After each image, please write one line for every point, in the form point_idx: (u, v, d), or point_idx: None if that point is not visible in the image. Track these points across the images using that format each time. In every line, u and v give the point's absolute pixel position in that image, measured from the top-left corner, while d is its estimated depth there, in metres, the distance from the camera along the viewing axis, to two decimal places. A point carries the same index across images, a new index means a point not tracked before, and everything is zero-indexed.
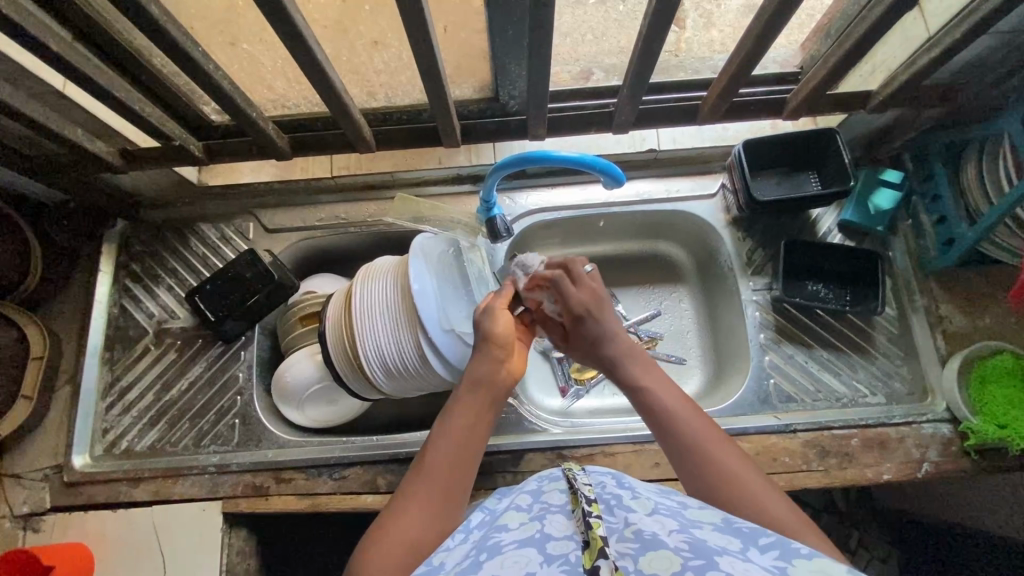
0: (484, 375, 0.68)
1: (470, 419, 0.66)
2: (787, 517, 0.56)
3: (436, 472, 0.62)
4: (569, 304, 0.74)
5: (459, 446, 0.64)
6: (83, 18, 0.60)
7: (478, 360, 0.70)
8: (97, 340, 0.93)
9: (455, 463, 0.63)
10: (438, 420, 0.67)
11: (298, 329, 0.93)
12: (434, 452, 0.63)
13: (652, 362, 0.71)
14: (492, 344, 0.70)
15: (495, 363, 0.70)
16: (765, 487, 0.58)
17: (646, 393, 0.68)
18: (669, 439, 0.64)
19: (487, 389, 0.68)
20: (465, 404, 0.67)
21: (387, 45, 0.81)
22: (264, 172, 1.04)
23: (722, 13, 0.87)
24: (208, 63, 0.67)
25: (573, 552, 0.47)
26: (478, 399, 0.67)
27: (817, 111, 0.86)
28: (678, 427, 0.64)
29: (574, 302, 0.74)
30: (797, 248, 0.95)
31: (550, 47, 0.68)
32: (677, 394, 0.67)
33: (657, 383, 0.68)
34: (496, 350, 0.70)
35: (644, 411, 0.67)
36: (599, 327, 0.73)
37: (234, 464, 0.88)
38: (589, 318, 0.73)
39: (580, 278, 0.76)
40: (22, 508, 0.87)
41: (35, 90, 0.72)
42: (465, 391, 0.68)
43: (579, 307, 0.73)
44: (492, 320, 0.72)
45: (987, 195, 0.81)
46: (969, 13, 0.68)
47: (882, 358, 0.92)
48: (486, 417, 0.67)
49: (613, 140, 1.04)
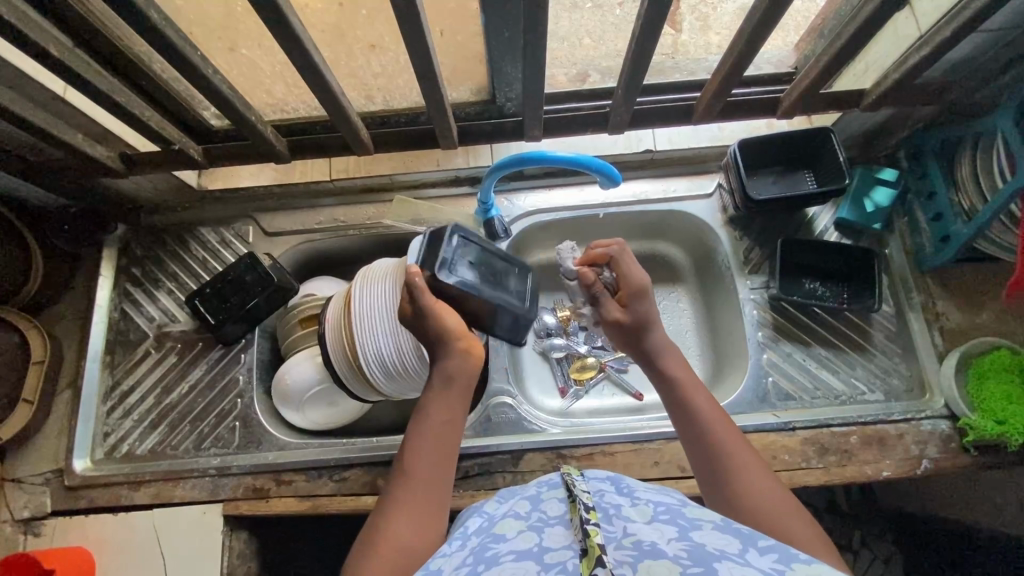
0: (455, 371, 0.67)
1: (445, 417, 0.66)
2: (800, 535, 0.56)
3: (417, 474, 0.62)
4: (626, 271, 0.75)
5: (441, 443, 0.64)
6: (82, 23, 0.61)
7: (443, 359, 0.68)
8: (98, 345, 0.94)
9: (439, 462, 0.64)
10: (415, 419, 0.66)
11: (297, 332, 0.94)
12: (416, 451, 0.64)
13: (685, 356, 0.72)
14: (451, 342, 0.68)
15: (462, 357, 0.68)
16: (780, 500, 0.58)
17: (675, 389, 0.68)
18: (688, 436, 0.65)
19: (460, 386, 0.67)
20: (439, 401, 0.66)
21: (384, 49, 0.81)
22: (263, 176, 1.05)
23: (718, 17, 0.91)
24: (208, 68, 0.68)
25: (570, 560, 0.47)
26: (452, 396, 0.67)
27: (809, 112, 0.86)
28: (703, 431, 0.64)
29: (632, 270, 0.75)
30: (795, 248, 0.95)
31: (545, 50, 0.69)
32: (709, 398, 0.67)
33: (691, 381, 0.69)
34: (455, 344, 0.68)
35: (671, 404, 0.68)
36: (650, 309, 0.73)
37: (235, 466, 0.88)
38: (645, 296, 0.74)
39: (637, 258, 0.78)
40: (23, 513, 0.87)
41: (38, 96, 0.73)
42: (438, 389, 0.67)
43: (637, 276, 0.75)
44: (437, 320, 0.68)
45: (982, 191, 0.82)
46: (957, 13, 0.69)
47: (880, 355, 0.93)
48: (461, 409, 0.67)
49: (609, 142, 1.05)
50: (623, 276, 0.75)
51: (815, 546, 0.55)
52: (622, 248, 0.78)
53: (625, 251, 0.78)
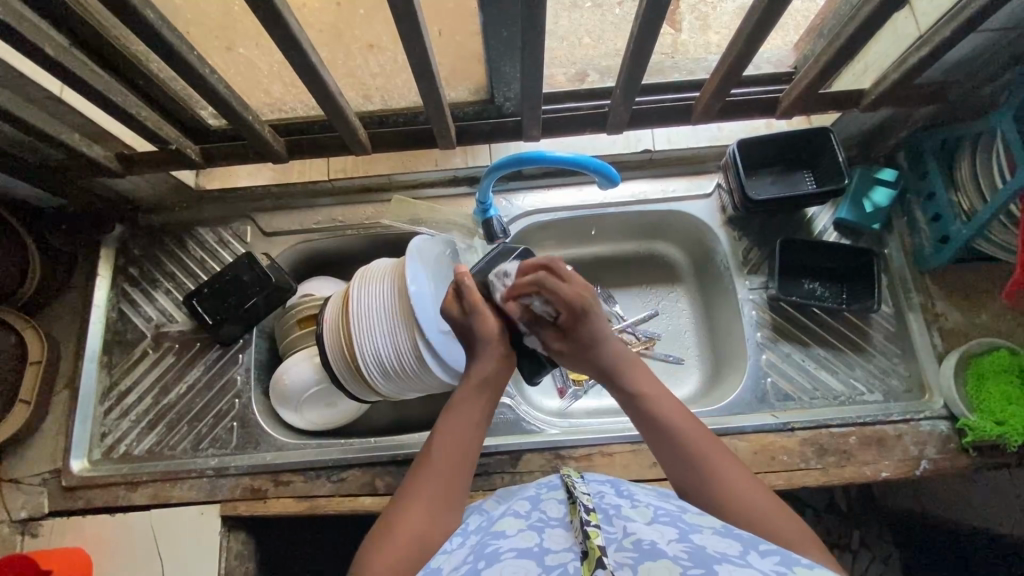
0: (489, 375, 0.70)
1: (473, 419, 0.67)
2: (790, 532, 0.56)
3: (439, 469, 0.63)
4: (561, 298, 0.71)
5: (464, 440, 0.65)
6: (79, 23, 0.60)
7: (479, 362, 0.71)
8: (96, 345, 0.94)
9: (459, 458, 0.64)
10: (442, 418, 0.67)
11: (295, 332, 0.93)
12: (438, 446, 0.65)
13: (646, 366, 0.72)
14: (492, 345, 0.72)
15: (498, 362, 0.71)
16: (766, 500, 0.59)
17: (648, 400, 0.68)
18: (664, 447, 0.65)
19: (491, 391, 0.70)
20: (469, 403, 0.68)
21: (382, 48, 0.81)
22: (261, 175, 1.04)
23: (718, 16, 0.90)
24: (205, 68, 0.68)
25: (571, 562, 0.47)
26: (481, 398, 0.69)
27: (809, 112, 0.86)
28: (679, 441, 0.64)
29: (567, 294, 0.71)
30: (794, 247, 0.95)
31: (543, 49, 0.68)
32: (680, 406, 0.67)
33: (658, 391, 0.68)
34: (497, 350, 0.72)
35: (642, 416, 0.68)
36: (595, 325, 0.72)
37: (233, 467, 0.88)
38: (588, 315, 0.71)
39: (567, 273, 0.73)
40: (20, 513, 0.87)
41: (34, 96, 0.72)
42: (470, 390, 0.70)
43: (574, 301, 0.71)
44: (482, 321, 0.72)
45: (982, 192, 0.81)
46: (957, 12, 0.68)
47: (879, 355, 0.93)
48: (488, 415, 0.69)
49: (608, 141, 1.04)
50: (558, 302, 0.72)
51: (813, 548, 0.55)
52: (548, 270, 0.73)
53: (552, 272, 0.73)
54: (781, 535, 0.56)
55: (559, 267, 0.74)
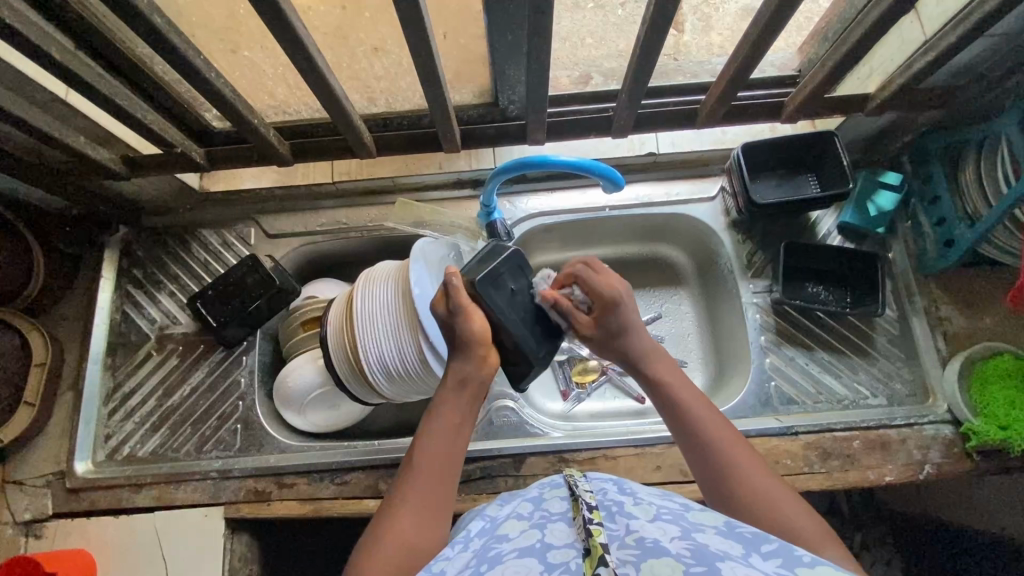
0: (469, 374, 0.68)
1: (454, 420, 0.66)
2: (804, 524, 0.56)
3: (425, 474, 0.63)
4: (593, 289, 0.73)
5: (449, 443, 0.65)
6: (86, 26, 0.60)
7: (458, 362, 0.69)
8: (99, 347, 0.94)
9: (445, 460, 0.64)
10: (425, 419, 0.67)
11: (299, 334, 0.93)
12: (423, 451, 0.64)
13: (673, 361, 0.72)
14: (473, 343, 0.68)
15: (479, 361, 0.68)
16: (789, 500, 0.59)
17: (669, 396, 0.68)
18: (688, 442, 0.65)
19: (472, 389, 0.68)
20: (451, 404, 0.67)
21: (387, 52, 0.82)
22: (265, 177, 1.03)
23: (720, 17, 0.92)
24: (211, 72, 0.68)
25: (573, 559, 0.47)
26: (461, 399, 0.68)
27: (812, 116, 0.86)
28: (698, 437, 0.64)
29: (598, 285, 0.73)
30: (799, 252, 0.95)
31: (548, 54, 0.69)
32: (703, 402, 0.67)
33: (681, 389, 0.68)
34: (478, 350, 0.68)
35: (666, 411, 0.68)
36: (625, 316, 0.72)
37: (235, 469, 0.88)
38: (617, 306, 0.72)
39: (602, 268, 0.75)
40: (24, 514, 0.87)
41: (40, 98, 0.72)
42: (449, 390, 0.68)
43: (605, 292, 0.72)
44: (464, 319, 0.68)
45: (985, 196, 0.81)
46: (963, 18, 0.68)
47: (882, 359, 0.93)
48: (472, 414, 0.68)
49: (612, 145, 1.03)
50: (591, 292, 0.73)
51: (822, 544, 0.55)
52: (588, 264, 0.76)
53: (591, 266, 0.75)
54: (797, 533, 0.56)
55: (594, 265, 0.76)
